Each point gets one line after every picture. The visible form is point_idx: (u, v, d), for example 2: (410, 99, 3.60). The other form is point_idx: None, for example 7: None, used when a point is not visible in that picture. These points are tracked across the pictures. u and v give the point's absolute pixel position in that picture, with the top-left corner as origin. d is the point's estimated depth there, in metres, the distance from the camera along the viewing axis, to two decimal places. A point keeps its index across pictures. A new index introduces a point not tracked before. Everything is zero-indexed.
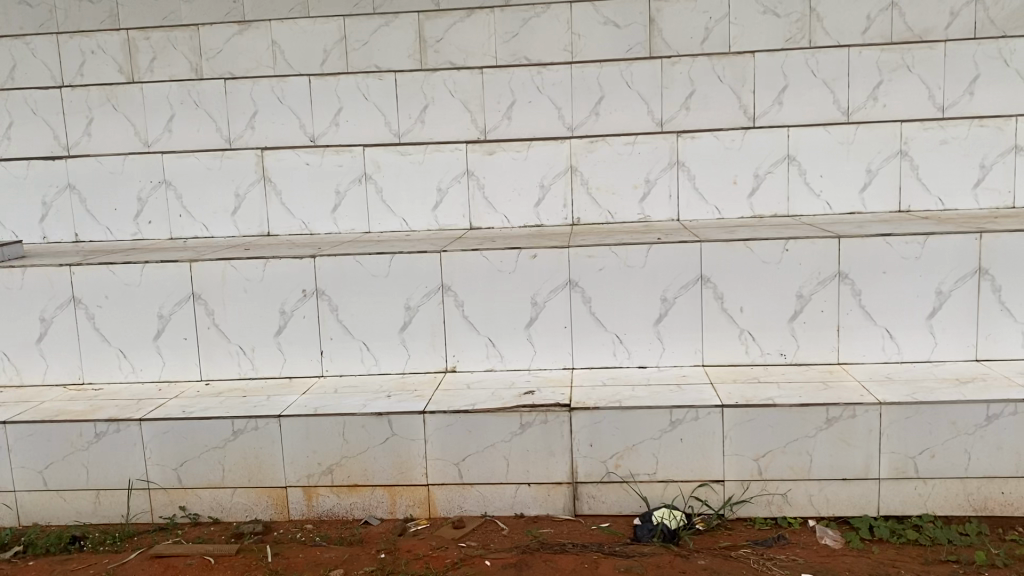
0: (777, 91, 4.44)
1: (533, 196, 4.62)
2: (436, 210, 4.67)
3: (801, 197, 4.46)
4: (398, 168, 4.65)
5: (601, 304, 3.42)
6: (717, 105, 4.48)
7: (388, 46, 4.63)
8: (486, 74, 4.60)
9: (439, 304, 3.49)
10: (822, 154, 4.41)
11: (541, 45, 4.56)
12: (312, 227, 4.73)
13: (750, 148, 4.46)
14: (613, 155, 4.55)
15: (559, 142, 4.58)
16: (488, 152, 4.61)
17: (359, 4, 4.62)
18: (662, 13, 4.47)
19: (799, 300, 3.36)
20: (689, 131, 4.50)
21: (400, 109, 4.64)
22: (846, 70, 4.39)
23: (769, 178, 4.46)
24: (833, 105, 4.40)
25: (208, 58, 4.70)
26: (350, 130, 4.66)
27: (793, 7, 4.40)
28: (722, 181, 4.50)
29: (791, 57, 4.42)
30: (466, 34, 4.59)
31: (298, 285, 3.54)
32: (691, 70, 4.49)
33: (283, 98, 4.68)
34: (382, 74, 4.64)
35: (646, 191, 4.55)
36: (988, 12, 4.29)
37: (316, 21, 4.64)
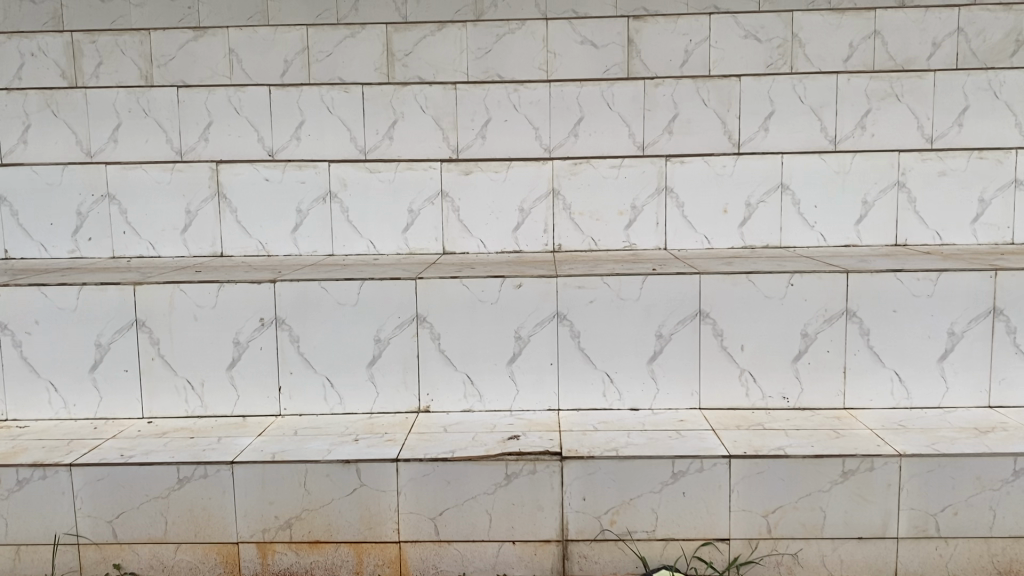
0: (762, 117, 4.24)
1: (510, 221, 4.34)
2: (406, 233, 4.36)
3: (794, 229, 4.26)
4: (366, 187, 4.33)
5: (591, 338, 3.13)
6: (701, 130, 4.26)
7: (352, 57, 4.32)
8: (459, 91, 4.32)
9: (412, 336, 3.16)
10: (815, 184, 4.22)
11: (515, 62, 4.30)
12: (269, 248, 4.37)
13: (741, 175, 4.24)
14: (596, 179, 4.29)
15: (540, 164, 4.31)
16: (464, 171, 4.32)
17: (320, 14, 4.32)
18: (641, 33, 4.26)
19: (803, 339, 3.12)
20: (676, 156, 4.27)
21: (368, 124, 4.32)
22: (835, 98, 4.21)
23: (761, 207, 4.25)
24: (821, 133, 4.22)
25: (160, 65, 4.33)
26: (312, 144, 4.32)
27: (775, 32, 4.22)
28: (712, 209, 4.27)
29: (779, 82, 4.23)
30: (437, 49, 4.31)
31: (256, 312, 3.19)
32: (672, 93, 4.26)
33: (240, 109, 4.33)
34: (347, 87, 4.32)
35: (632, 218, 4.31)
36: (970, 43, 4.15)
37: (276, 29, 4.32)
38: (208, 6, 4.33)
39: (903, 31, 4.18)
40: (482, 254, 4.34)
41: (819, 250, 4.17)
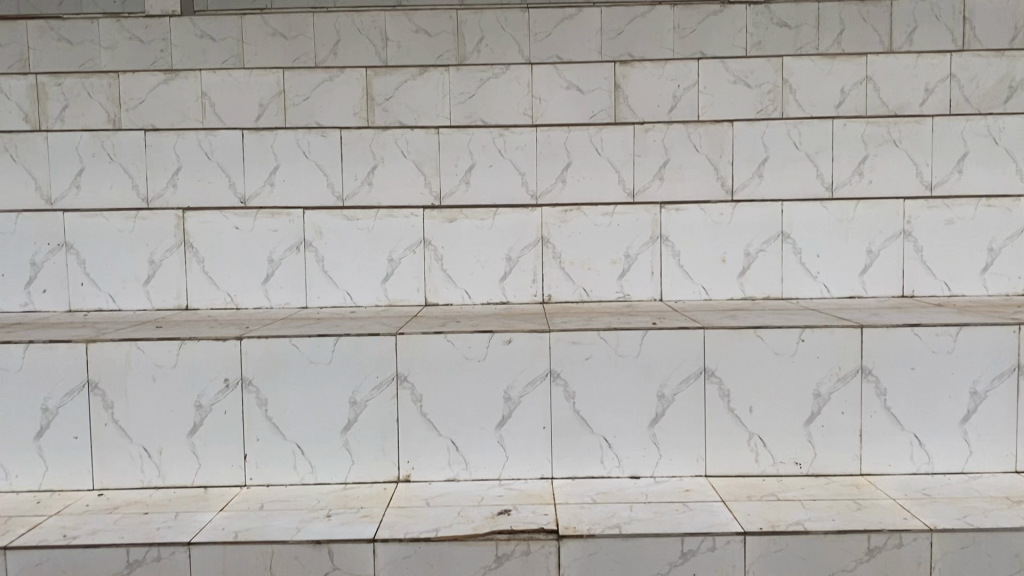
0: (756, 163, 4.06)
1: (497, 271, 4.09)
2: (386, 283, 4.10)
3: (796, 279, 4.05)
4: (343, 235, 4.08)
5: (587, 400, 2.88)
6: (692, 177, 4.07)
7: (329, 101, 4.11)
8: (442, 135, 4.11)
9: (392, 398, 2.90)
10: (818, 232, 4.03)
11: (499, 106, 4.11)
12: (238, 300, 4.09)
13: (740, 223, 4.05)
14: (587, 227, 4.08)
15: (528, 210, 4.09)
16: (449, 218, 4.09)
17: (297, 58, 4.12)
18: (628, 79, 4.10)
19: (816, 400, 2.89)
20: (671, 203, 4.07)
21: (346, 169, 4.10)
22: (832, 143, 4.04)
23: (761, 256, 4.04)
24: (816, 180, 4.04)
25: (129, 108, 4.10)
26: (286, 191, 4.08)
27: (765, 77, 4.06)
28: (710, 259, 4.06)
29: (773, 128, 4.06)
30: (419, 93, 4.11)
31: (219, 373, 2.92)
32: (663, 139, 4.08)
33: (211, 153, 4.10)
34: (325, 130, 4.10)
35: (627, 268, 4.08)
36: (962, 89, 4.02)
37: (252, 73, 4.12)
38: (182, 50, 4.13)
39: (894, 78, 4.04)
40: (467, 305, 4.08)
41: (823, 302, 3.96)
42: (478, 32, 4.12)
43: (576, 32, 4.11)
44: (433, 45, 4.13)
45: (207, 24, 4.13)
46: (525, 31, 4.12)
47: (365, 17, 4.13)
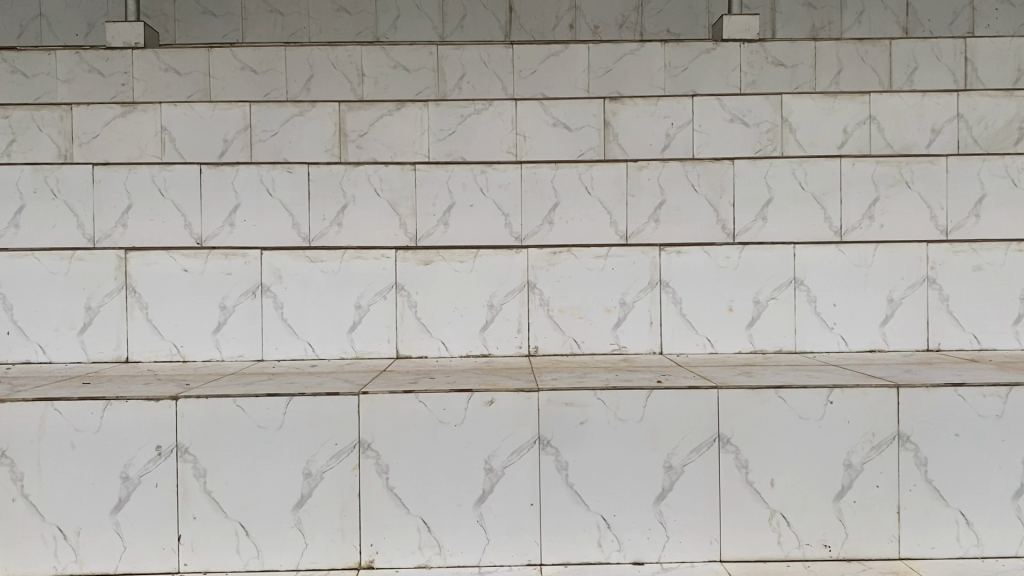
0: (759, 205, 3.71)
1: (478, 319, 3.68)
2: (353, 333, 3.67)
3: (808, 330, 3.68)
4: (306, 279, 3.67)
5: (581, 471, 2.47)
6: (691, 219, 3.71)
7: (296, 137, 3.75)
8: (419, 171, 3.74)
9: (354, 469, 2.48)
10: (832, 278, 3.66)
11: (480, 143, 3.77)
12: (185, 351, 3.64)
13: (747, 268, 3.68)
14: (578, 271, 3.69)
15: (513, 252, 3.71)
16: (425, 261, 3.69)
17: (266, 93, 3.79)
18: (618, 115, 3.77)
19: (846, 471, 2.49)
20: (670, 245, 3.70)
21: (312, 207, 3.71)
22: (840, 183, 3.71)
23: (771, 305, 3.67)
24: (824, 224, 3.69)
25: (82, 143, 3.71)
26: (247, 232, 3.69)
27: (763, 116, 3.75)
28: (714, 307, 3.68)
29: (777, 167, 3.72)
30: (393, 129, 3.77)
31: (150, 439, 2.48)
32: (658, 177, 3.73)
33: (165, 190, 3.70)
34: (292, 166, 3.72)
35: (622, 316, 3.68)
36: (971, 129, 3.71)
37: (215, 106, 3.76)
38: (144, 83, 3.77)
39: (900, 117, 3.74)
40: (444, 358, 3.65)
41: (840, 356, 3.57)
42: (460, 68, 3.83)
43: (565, 70, 3.82)
44: (412, 80, 3.83)
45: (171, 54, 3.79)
46: (509, 68, 3.84)
47: (340, 51, 3.85)
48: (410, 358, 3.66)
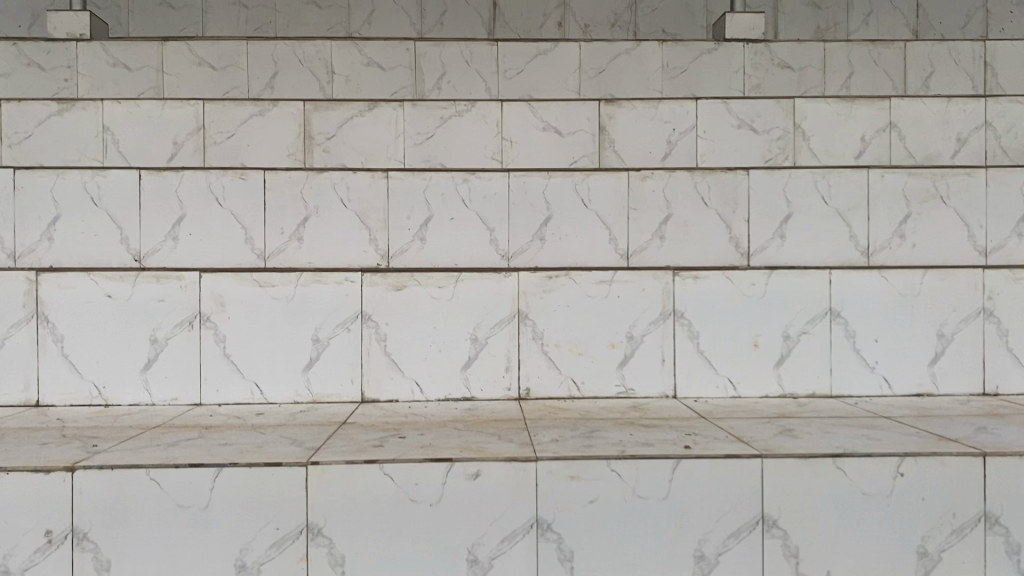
0: (778, 221, 3.26)
1: (459, 356, 3.17)
2: (309, 371, 3.14)
3: (841, 369, 3.23)
4: (256, 306, 3.14)
5: (590, 562, 1.95)
6: (701, 238, 3.25)
7: (254, 139, 3.23)
8: (392, 179, 3.23)
9: (301, 560, 1.95)
10: (866, 310, 3.23)
11: (460, 151, 3.27)
12: (107, 393, 3.10)
13: (775, 296, 3.22)
14: (576, 300, 3.20)
15: (501, 275, 3.19)
16: (396, 285, 3.17)
17: (227, 92, 3.30)
18: (615, 120, 3.30)
19: (919, 560, 1.98)
20: (684, 269, 3.22)
21: (267, 220, 3.18)
22: (869, 197, 3.28)
23: (800, 341, 3.23)
24: (850, 243, 3.26)
25: (11, 144, 3.18)
26: (193, 248, 3.16)
27: (773, 122, 3.31)
28: (738, 343, 3.21)
29: (797, 177, 3.28)
30: (363, 132, 3.26)
31: (38, 523, 1.94)
32: (664, 188, 3.27)
33: (99, 199, 3.16)
34: (246, 171, 3.20)
35: (628, 353, 3.19)
36: (1000, 139, 3.32)
37: (166, 103, 3.24)
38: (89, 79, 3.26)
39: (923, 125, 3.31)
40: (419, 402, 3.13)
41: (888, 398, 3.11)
42: (438, 67, 3.36)
43: (556, 70, 3.36)
44: (388, 79, 3.35)
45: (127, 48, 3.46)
46: (494, 68, 3.36)
47: (308, 46, 3.35)
48: (377, 402, 3.13)
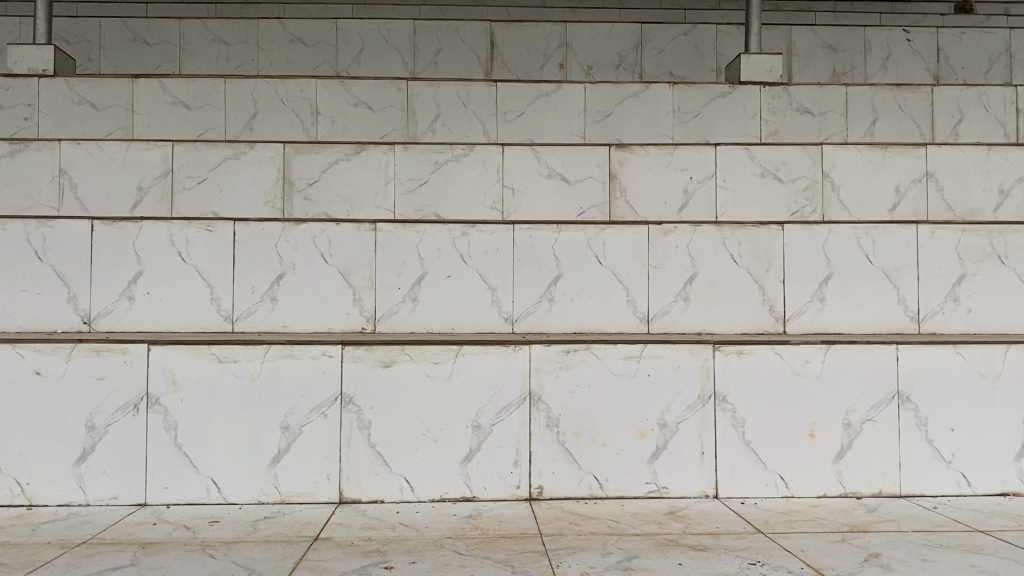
0: (818, 282, 3.31)
1: (461, 447, 2.57)
2: (278, 465, 2.54)
3: (918, 464, 2.59)
4: (215, 386, 2.56)
5: None
6: (730, 298, 3.29)
7: (229, 184, 3.83)
8: (381, 233, 3.25)
9: None
10: (945, 394, 2.61)
11: (453, 199, 3.83)
12: (31, 491, 2.50)
13: (835, 377, 2.62)
14: (597, 380, 2.60)
15: (509, 349, 2.61)
16: (383, 360, 2.58)
17: (201, 132, 4.34)
18: (626, 166, 3.83)
19: None
20: (727, 341, 2.62)
21: (237, 277, 3.21)
22: (917, 258, 3.32)
23: (867, 430, 2.60)
24: (899, 309, 3.31)
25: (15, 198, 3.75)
26: (153, 309, 3.18)
27: (800, 171, 3.79)
28: (791, 433, 2.60)
29: (839, 233, 3.31)
30: (352, 178, 3.84)
31: None
32: (688, 245, 3.30)
33: (44, 254, 3.17)
34: (213, 224, 3.22)
35: (661, 445, 2.59)
36: None
37: (133, 146, 3.79)
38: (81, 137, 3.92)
39: (958, 174, 3.83)
40: (408, 505, 2.52)
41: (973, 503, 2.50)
42: (434, 107, 4.43)
43: (559, 109, 4.36)
44: (377, 120, 4.47)
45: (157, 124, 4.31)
46: (490, 108, 4.43)
47: (291, 86, 4.41)
48: (358, 506, 2.52)
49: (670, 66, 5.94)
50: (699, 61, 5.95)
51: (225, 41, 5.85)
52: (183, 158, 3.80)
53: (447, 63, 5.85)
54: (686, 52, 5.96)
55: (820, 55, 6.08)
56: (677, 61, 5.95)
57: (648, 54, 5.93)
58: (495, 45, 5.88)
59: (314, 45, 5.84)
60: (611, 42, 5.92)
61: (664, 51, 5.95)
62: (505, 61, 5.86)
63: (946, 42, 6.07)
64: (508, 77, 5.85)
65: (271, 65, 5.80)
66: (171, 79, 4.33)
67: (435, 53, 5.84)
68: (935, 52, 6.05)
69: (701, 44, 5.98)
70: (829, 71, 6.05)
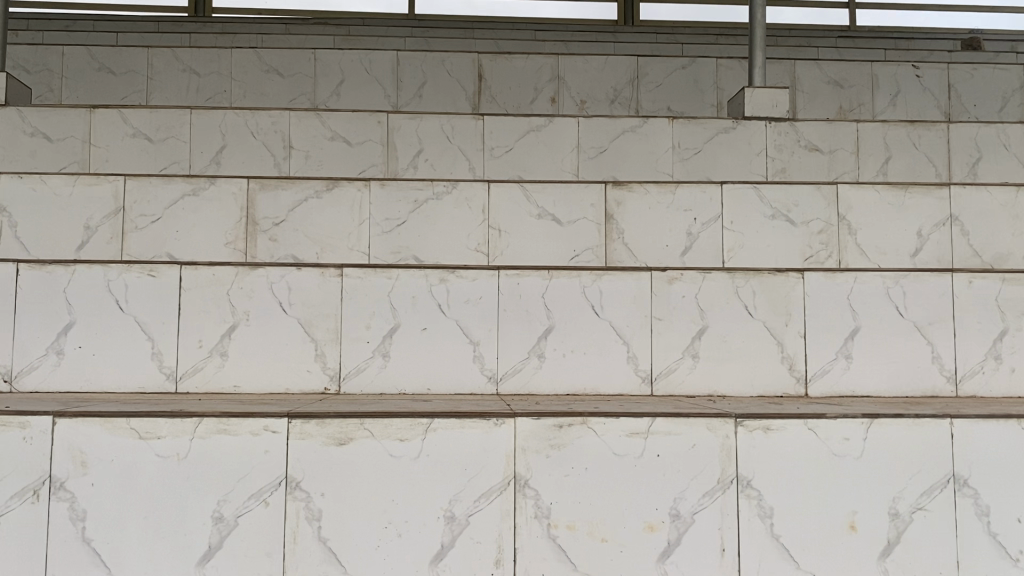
0: (842, 337, 2.93)
1: (429, 542, 1.95)
2: (207, 566, 1.90)
3: (982, 566, 1.97)
4: (132, 468, 1.94)
5: None
6: (745, 356, 2.90)
7: (186, 223, 3.43)
8: (349, 279, 2.89)
9: None
10: (1014, 477, 2.03)
11: (434, 241, 3.45)
12: None
13: (883, 456, 2.04)
14: (599, 460, 2.01)
15: (491, 423, 2.03)
16: (337, 437, 1.99)
17: (165, 166, 3.98)
18: (623, 206, 3.46)
19: None
20: (751, 415, 2.06)
21: (182, 328, 2.81)
22: (953, 309, 2.95)
23: (917, 522, 2.00)
24: (932, 369, 2.92)
25: None
26: (85, 366, 2.77)
27: (814, 212, 3.41)
28: (830, 523, 2.00)
29: (865, 281, 2.95)
30: (321, 218, 3.45)
31: None
32: (695, 293, 2.94)
33: None
34: (157, 268, 2.84)
35: (674, 540, 1.97)
36: None
37: (79, 181, 3.41)
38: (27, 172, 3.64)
39: (986, 218, 3.46)
40: None
41: None
42: (415, 141, 4.03)
43: (548, 144, 4.06)
44: (355, 155, 4.10)
45: (118, 157, 3.95)
46: (476, 146, 4.12)
47: (263, 119, 4.07)
48: None
49: (667, 100, 5.62)
50: (699, 96, 5.64)
51: (197, 71, 5.51)
52: (136, 194, 3.39)
53: (432, 96, 5.51)
54: (685, 86, 5.63)
55: (826, 91, 5.75)
56: (676, 95, 5.63)
57: (645, 89, 5.62)
58: (482, 78, 5.55)
59: (291, 76, 5.51)
60: (605, 76, 5.57)
61: (661, 86, 5.62)
62: (494, 96, 5.54)
63: (958, 79, 5.80)
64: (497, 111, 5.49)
65: (245, 97, 5.46)
66: (132, 107, 3.98)
67: (420, 85, 5.51)
68: (946, 90, 5.77)
69: (701, 78, 5.66)
70: (835, 108, 5.72)
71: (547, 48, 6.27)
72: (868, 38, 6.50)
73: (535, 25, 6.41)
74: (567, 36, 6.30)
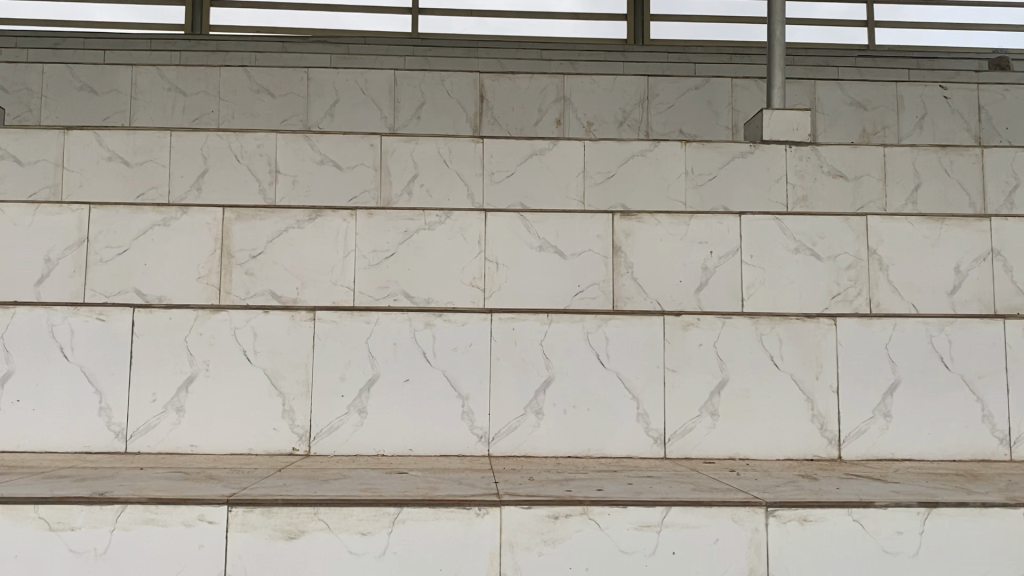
0: (879, 393, 2.59)
1: None
2: None
3: None
4: (39, 568, 1.61)
5: None
6: (769, 413, 2.57)
7: (156, 256, 3.08)
8: (322, 324, 2.56)
9: None
10: None
11: (423, 275, 3.12)
12: None
13: (944, 556, 1.69)
14: (602, 560, 1.68)
15: (473, 512, 1.71)
16: (286, 529, 1.66)
17: (141, 192, 3.57)
18: (633, 237, 3.11)
19: None
20: (783, 503, 1.74)
21: (133, 379, 2.50)
22: (1005, 361, 2.61)
23: None
24: (985, 431, 2.56)
25: None
26: (23, 422, 2.44)
27: (843, 247, 3.07)
28: None
29: (907, 329, 2.61)
30: (300, 249, 3.11)
31: None
32: (714, 342, 2.61)
33: None
34: (106, 312, 2.53)
35: None
36: None
37: (37, 210, 3.08)
38: None
39: None
40: None
41: None
42: (410, 164, 3.74)
43: (553, 170, 3.69)
44: (347, 179, 3.76)
45: (89, 182, 3.62)
46: (475, 171, 3.80)
47: (245, 139, 3.69)
48: None
49: (680, 122, 5.31)
50: (712, 116, 5.32)
51: (183, 90, 5.21)
52: (102, 225, 3.07)
53: (431, 116, 5.22)
54: (698, 107, 5.32)
55: (847, 112, 5.43)
56: (689, 115, 5.31)
57: (655, 110, 5.31)
58: (484, 98, 5.25)
59: (283, 96, 5.22)
60: (614, 97, 5.30)
61: (672, 107, 5.32)
62: (497, 117, 5.22)
63: (988, 101, 5.44)
64: (499, 134, 5.20)
65: (233, 118, 5.18)
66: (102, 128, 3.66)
67: (418, 106, 5.23)
68: (977, 112, 5.41)
69: (715, 100, 5.35)
70: (858, 131, 5.41)
71: (554, 67, 5.95)
72: (889, 56, 6.20)
73: (541, 44, 6.11)
74: (574, 54, 6.00)
